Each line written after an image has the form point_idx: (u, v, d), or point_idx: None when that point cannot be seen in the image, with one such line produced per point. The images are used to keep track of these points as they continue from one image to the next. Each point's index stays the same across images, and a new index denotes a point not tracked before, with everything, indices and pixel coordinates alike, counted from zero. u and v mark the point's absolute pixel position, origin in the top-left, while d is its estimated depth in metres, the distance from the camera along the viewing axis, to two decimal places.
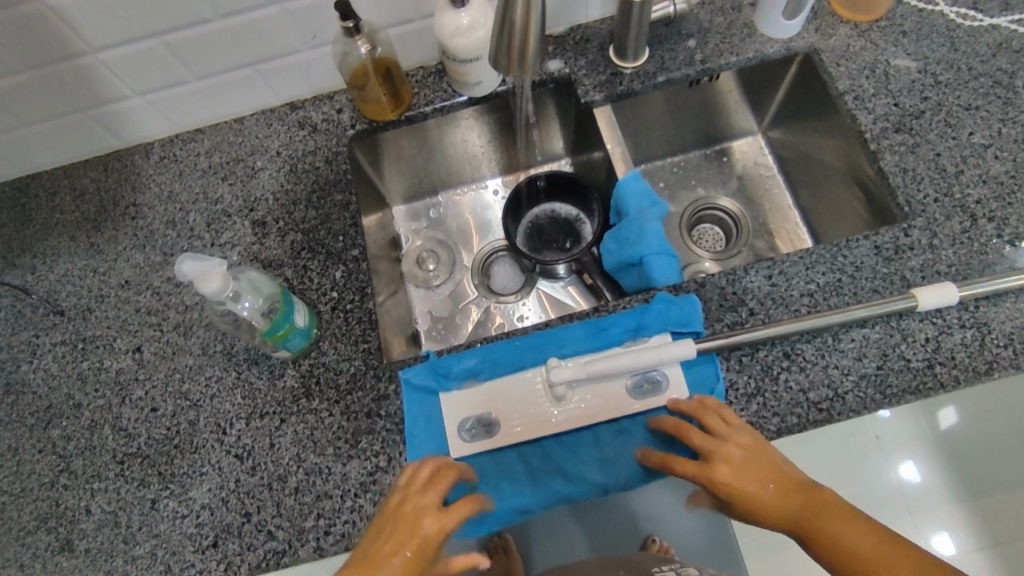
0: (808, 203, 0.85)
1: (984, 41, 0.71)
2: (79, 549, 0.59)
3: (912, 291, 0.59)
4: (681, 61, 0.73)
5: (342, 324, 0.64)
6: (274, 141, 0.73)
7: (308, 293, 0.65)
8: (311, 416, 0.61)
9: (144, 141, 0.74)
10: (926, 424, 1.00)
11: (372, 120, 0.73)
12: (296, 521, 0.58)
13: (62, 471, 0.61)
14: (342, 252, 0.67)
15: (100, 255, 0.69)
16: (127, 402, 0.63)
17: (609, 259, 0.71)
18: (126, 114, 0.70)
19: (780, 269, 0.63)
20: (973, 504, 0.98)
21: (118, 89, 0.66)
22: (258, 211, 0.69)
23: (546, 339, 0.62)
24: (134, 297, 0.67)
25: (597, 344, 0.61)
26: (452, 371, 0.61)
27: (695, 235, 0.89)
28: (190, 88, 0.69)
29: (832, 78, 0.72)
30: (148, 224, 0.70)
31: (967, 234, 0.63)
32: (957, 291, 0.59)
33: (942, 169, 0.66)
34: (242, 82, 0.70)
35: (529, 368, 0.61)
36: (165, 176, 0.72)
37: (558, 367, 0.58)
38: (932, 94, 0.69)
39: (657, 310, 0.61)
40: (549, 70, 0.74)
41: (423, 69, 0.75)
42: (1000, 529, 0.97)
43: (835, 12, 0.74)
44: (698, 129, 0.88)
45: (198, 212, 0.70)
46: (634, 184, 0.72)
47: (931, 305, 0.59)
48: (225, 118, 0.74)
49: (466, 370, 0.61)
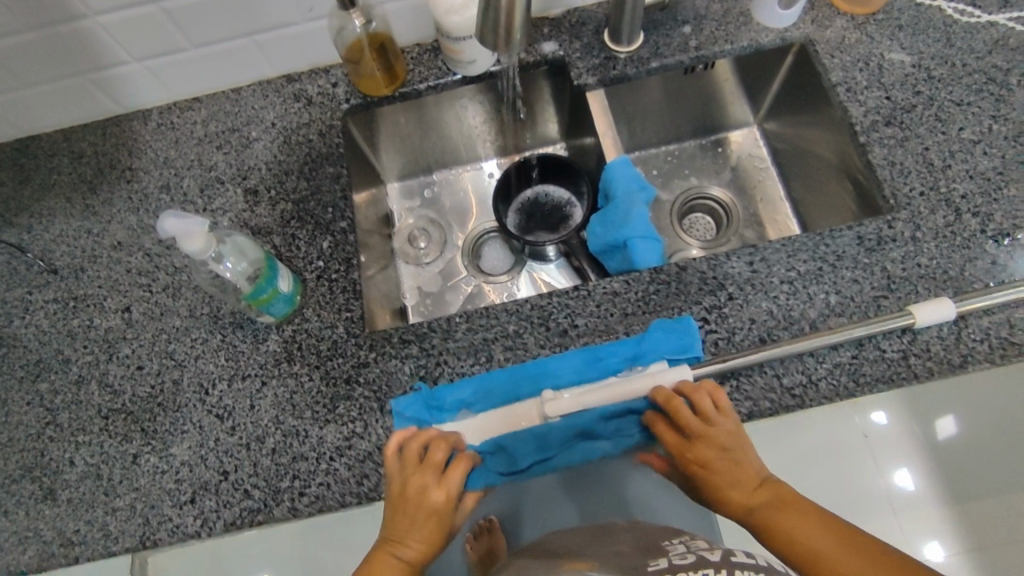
0: (799, 195, 0.85)
1: (981, 38, 0.70)
2: (61, 499, 0.60)
3: (910, 308, 0.59)
4: (675, 47, 0.74)
5: (326, 293, 0.65)
6: (269, 112, 0.74)
7: (294, 262, 0.66)
8: (291, 380, 0.62)
9: (142, 107, 0.75)
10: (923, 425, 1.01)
11: (366, 96, 0.74)
12: (272, 481, 0.59)
13: (48, 423, 0.63)
14: (330, 223, 0.68)
15: (95, 216, 0.71)
16: (114, 360, 0.65)
17: (595, 241, 0.71)
18: (124, 79, 0.71)
19: (762, 256, 0.63)
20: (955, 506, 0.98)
21: (117, 53, 0.68)
22: (250, 179, 0.71)
23: (542, 368, 0.61)
24: (125, 259, 0.69)
25: (593, 375, 0.60)
26: (446, 403, 0.60)
27: (686, 225, 0.90)
28: (188, 56, 0.70)
29: (825, 70, 0.72)
30: (143, 188, 0.71)
31: (951, 229, 0.63)
32: (956, 306, 0.58)
33: (929, 163, 0.66)
34: (239, 52, 0.71)
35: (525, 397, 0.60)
36: (161, 142, 0.73)
37: (554, 399, 0.58)
38: (924, 89, 0.69)
39: (656, 338, 0.60)
40: (543, 52, 0.74)
41: (419, 47, 0.76)
42: (984, 534, 0.97)
43: (833, 4, 0.74)
44: (694, 119, 0.89)
45: (192, 178, 0.71)
46: (630, 187, 0.71)
47: (931, 321, 0.58)
48: (223, 88, 0.75)
49: (460, 401, 0.60)
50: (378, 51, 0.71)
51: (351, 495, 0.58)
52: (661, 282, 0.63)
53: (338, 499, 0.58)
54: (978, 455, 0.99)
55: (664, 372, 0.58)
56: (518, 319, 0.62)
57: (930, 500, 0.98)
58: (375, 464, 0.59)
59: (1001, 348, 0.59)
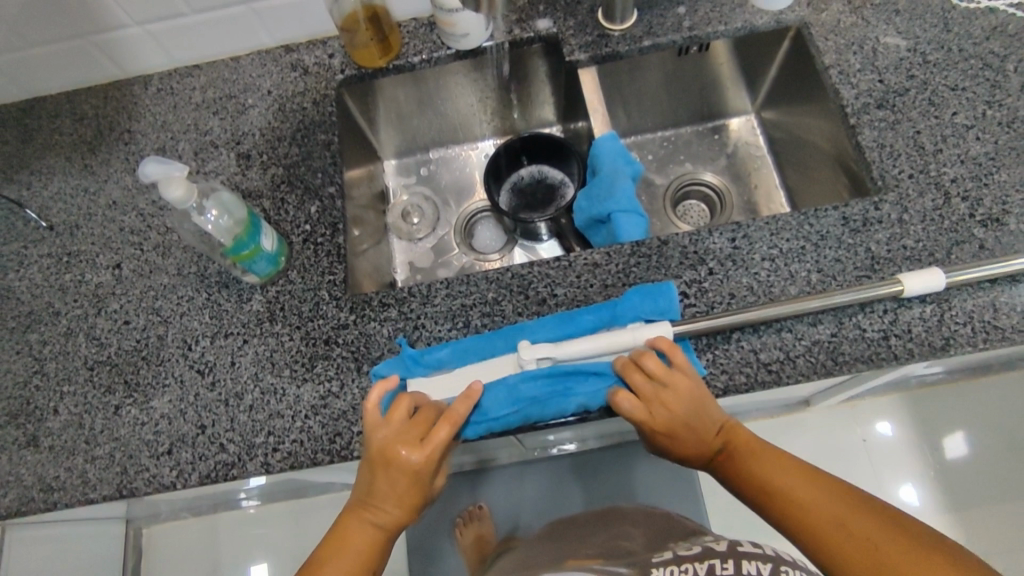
0: (793, 183, 0.84)
1: (979, 24, 0.70)
2: (43, 446, 0.61)
3: (897, 277, 0.58)
4: (669, 27, 0.74)
5: (310, 256, 0.66)
6: (266, 80, 0.75)
7: (282, 225, 0.67)
8: (272, 339, 0.63)
9: (144, 73, 0.77)
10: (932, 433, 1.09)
11: (361, 67, 0.75)
12: (248, 436, 0.60)
13: (35, 373, 0.64)
14: (318, 188, 0.69)
15: (92, 176, 0.72)
16: (103, 314, 0.66)
17: (580, 217, 0.73)
18: (126, 43, 0.73)
19: (744, 233, 0.63)
20: (961, 514, 1.04)
21: (119, 17, 0.69)
22: (244, 144, 0.72)
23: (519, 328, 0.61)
24: (119, 217, 0.70)
25: (568, 335, 0.60)
26: (423, 357, 0.60)
27: (679, 210, 0.89)
28: (188, 22, 0.72)
29: (819, 53, 0.72)
30: (140, 150, 0.73)
31: (939, 212, 0.62)
32: (945, 278, 0.57)
33: (920, 146, 0.65)
34: (238, 20, 0.72)
35: (500, 354, 0.60)
36: (159, 107, 0.75)
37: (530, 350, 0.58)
38: (918, 73, 0.68)
39: (632, 303, 0.59)
40: (537, 28, 0.75)
41: (415, 21, 0.77)
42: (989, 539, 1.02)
43: None
44: (691, 105, 0.88)
45: (187, 142, 0.72)
46: (617, 161, 0.73)
47: (918, 291, 0.58)
48: (222, 56, 0.77)
49: (437, 360, 0.60)
50: (373, 23, 0.72)
51: (324, 453, 0.58)
52: (642, 255, 0.63)
53: (311, 457, 0.59)
54: (979, 472, 1.06)
55: (641, 329, 0.58)
56: (498, 287, 0.63)
57: (933, 509, 1.05)
58: (349, 424, 0.59)
59: (984, 332, 0.59)
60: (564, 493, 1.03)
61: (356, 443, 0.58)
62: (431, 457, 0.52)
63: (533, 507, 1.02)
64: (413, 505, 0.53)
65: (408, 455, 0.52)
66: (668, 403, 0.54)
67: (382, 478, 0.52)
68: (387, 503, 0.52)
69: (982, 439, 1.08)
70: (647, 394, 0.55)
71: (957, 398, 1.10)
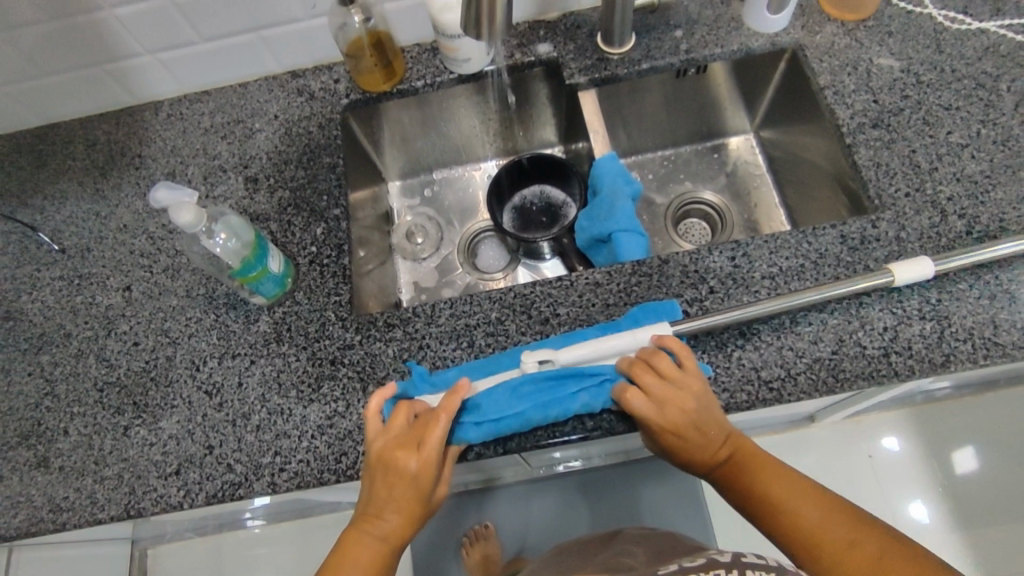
0: (792, 201, 0.85)
1: (972, 44, 0.71)
2: (53, 467, 0.62)
3: (889, 267, 0.59)
4: (667, 50, 0.76)
5: (316, 278, 0.67)
6: (273, 105, 0.77)
7: (288, 247, 0.69)
8: (278, 360, 0.64)
9: (155, 99, 0.78)
10: (942, 450, 1.09)
11: (366, 92, 0.77)
12: (254, 456, 0.61)
13: (46, 394, 0.65)
14: (324, 210, 0.70)
15: (104, 200, 0.74)
16: (112, 335, 0.67)
17: (580, 235, 0.74)
18: (138, 71, 0.75)
19: (744, 252, 0.64)
20: (974, 533, 1.04)
21: (131, 46, 0.71)
22: (251, 168, 0.73)
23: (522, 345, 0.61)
24: (129, 241, 0.71)
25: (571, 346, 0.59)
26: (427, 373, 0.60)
27: (680, 228, 0.90)
28: (198, 50, 0.74)
29: (814, 74, 0.73)
30: (150, 174, 0.74)
31: (936, 230, 0.63)
32: (933, 267, 0.58)
33: (916, 165, 0.66)
34: (246, 48, 0.74)
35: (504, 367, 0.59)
36: (170, 132, 0.76)
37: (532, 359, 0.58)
38: (913, 93, 0.70)
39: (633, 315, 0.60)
40: (537, 52, 0.76)
41: (419, 47, 0.79)
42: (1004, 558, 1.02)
43: (823, 11, 0.76)
44: (690, 125, 0.90)
45: (196, 166, 0.74)
46: (616, 179, 0.74)
47: (907, 280, 0.58)
48: (231, 82, 0.79)
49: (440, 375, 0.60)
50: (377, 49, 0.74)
51: (330, 472, 0.59)
52: (643, 274, 0.64)
53: (316, 476, 0.59)
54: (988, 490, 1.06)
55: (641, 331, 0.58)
56: (501, 307, 0.64)
57: (944, 528, 1.04)
58: (354, 443, 0.60)
59: (984, 349, 0.59)
60: (568, 512, 1.03)
61: (361, 462, 0.59)
62: (429, 463, 0.53)
63: (538, 526, 1.02)
64: (415, 513, 0.53)
65: (408, 460, 0.52)
66: (672, 405, 0.54)
67: (382, 483, 0.53)
68: (388, 510, 0.53)
69: (991, 456, 1.08)
70: (660, 398, 0.54)
71: (965, 414, 1.10)
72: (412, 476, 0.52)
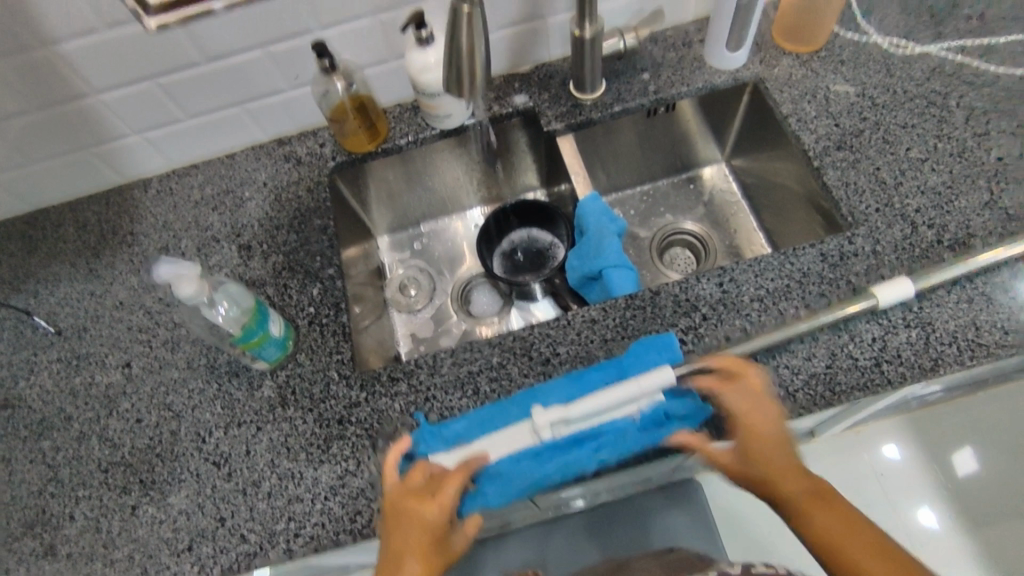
0: (770, 224, 0.89)
1: (919, 67, 0.76)
2: (61, 555, 0.61)
3: (871, 289, 0.62)
4: (636, 91, 0.80)
5: (316, 338, 0.68)
6: (261, 173, 0.79)
7: (287, 310, 0.69)
8: (285, 424, 0.64)
9: (144, 176, 0.80)
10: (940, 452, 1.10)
11: (351, 153, 0.79)
12: (268, 524, 0.60)
13: (49, 480, 0.64)
14: (319, 271, 0.72)
15: (98, 279, 0.74)
16: (114, 414, 0.67)
17: (574, 275, 0.76)
18: (126, 151, 0.76)
19: (730, 277, 0.67)
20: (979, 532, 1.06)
21: (119, 128, 0.73)
22: (244, 236, 0.75)
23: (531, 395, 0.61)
24: (126, 317, 0.72)
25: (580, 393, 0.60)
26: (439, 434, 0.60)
27: (665, 259, 0.93)
28: (185, 126, 0.76)
29: (777, 104, 0.77)
30: (143, 250, 0.75)
31: (909, 241, 0.66)
32: (914, 285, 0.61)
33: (882, 181, 0.70)
34: (233, 120, 0.77)
35: (517, 420, 0.60)
36: (160, 207, 0.78)
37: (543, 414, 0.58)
38: (870, 115, 0.74)
39: (636, 354, 0.61)
40: (514, 103, 0.80)
41: (399, 106, 0.81)
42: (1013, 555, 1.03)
43: (778, 45, 0.81)
44: (665, 160, 0.94)
45: (189, 238, 0.75)
46: (603, 221, 0.77)
47: (892, 300, 0.61)
48: (218, 154, 0.80)
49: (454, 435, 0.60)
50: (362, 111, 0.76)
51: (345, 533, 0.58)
52: (637, 307, 0.66)
53: (332, 538, 0.59)
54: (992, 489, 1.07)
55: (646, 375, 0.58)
56: (502, 351, 0.65)
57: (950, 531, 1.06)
58: (368, 501, 0.60)
59: (970, 350, 0.61)
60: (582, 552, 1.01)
61: (377, 519, 0.59)
62: (443, 510, 0.53)
63: None
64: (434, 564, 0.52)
65: (422, 508, 0.53)
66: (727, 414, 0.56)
67: (399, 532, 0.53)
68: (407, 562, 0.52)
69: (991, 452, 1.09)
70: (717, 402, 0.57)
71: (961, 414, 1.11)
72: (428, 521, 0.53)
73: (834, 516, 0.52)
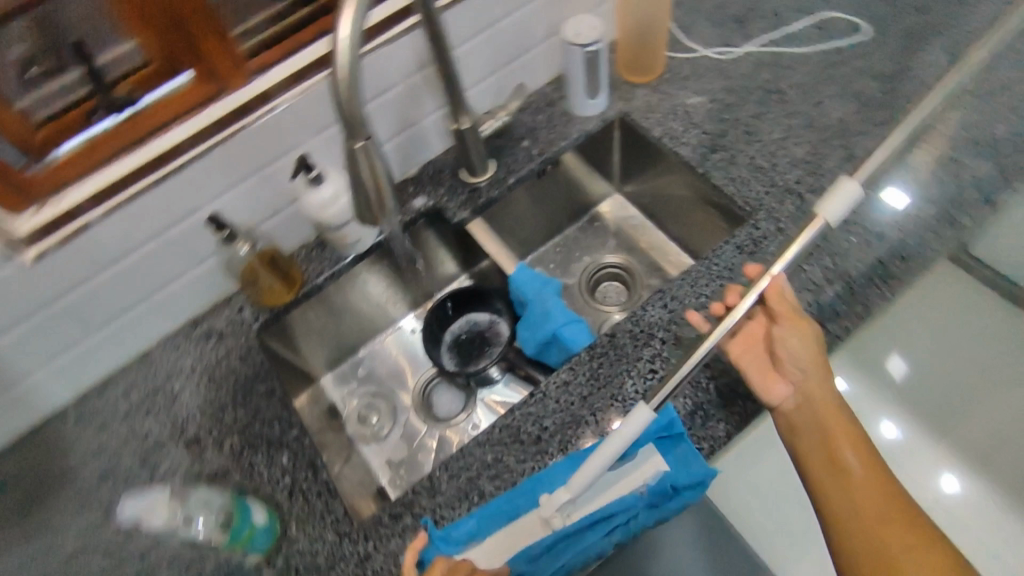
0: (679, 234, 0.94)
1: (747, 64, 0.88)
2: None
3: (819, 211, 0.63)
4: (522, 160, 0.85)
5: (303, 507, 0.64)
6: (186, 359, 0.75)
7: (262, 489, 0.65)
8: None
9: (57, 409, 0.73)
10: None
11: (273, 307, 0.77)
12: None
13: None
14: (281, 437, 0.68)
15: (37, 538, 0.66)
16: None
17: (529, 342, 0.77)
18: (31, 390, 0.70)
19: (670, 296, 0.70)
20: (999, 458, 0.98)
21: (18, 369, 0.68)
22: (190, 430, 0.70)
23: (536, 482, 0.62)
24: (84, 566, 0.64)
25: None
26: (451, 537, 0.59)
27: (599, 297, 0.96)
28: (90, 342, 0.71)
29: (647, 130, 0.84)
30: (82, 487, 0.69)
31: (803, 211, 0.73)
32: (852, 190, 0.63)
33: (761, 166, 0.78)
34: (140, 319, 0.73)
35: (527, 511, 0.60)
36: (87, 434, 0.72)
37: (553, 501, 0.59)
38: (727, 115, 0.83)
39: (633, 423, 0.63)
40: (415, 208, 0.82)
41: (304, 247, 0.81)
42: None
43: (629, 80, 0.90)
44: (566, 209, 0.98)
45: (130, 454, 0.70)
46: (537, 286, 0.78)
47: (841, 211, 0.62)
48: (132, 357, 0.76)
49: (466, 536, 0.60)
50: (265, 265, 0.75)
51: None
52: (600, 355, 0.68)
53: None
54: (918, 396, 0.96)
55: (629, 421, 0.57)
56: (493, 447, 0.64)
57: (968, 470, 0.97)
58: None
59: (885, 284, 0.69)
60: None
61: None
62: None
63: None
64: None
65: None
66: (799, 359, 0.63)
67: None
68: None
69: None
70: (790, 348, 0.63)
71: None
72: None
73: (879, 495, 0.58)
